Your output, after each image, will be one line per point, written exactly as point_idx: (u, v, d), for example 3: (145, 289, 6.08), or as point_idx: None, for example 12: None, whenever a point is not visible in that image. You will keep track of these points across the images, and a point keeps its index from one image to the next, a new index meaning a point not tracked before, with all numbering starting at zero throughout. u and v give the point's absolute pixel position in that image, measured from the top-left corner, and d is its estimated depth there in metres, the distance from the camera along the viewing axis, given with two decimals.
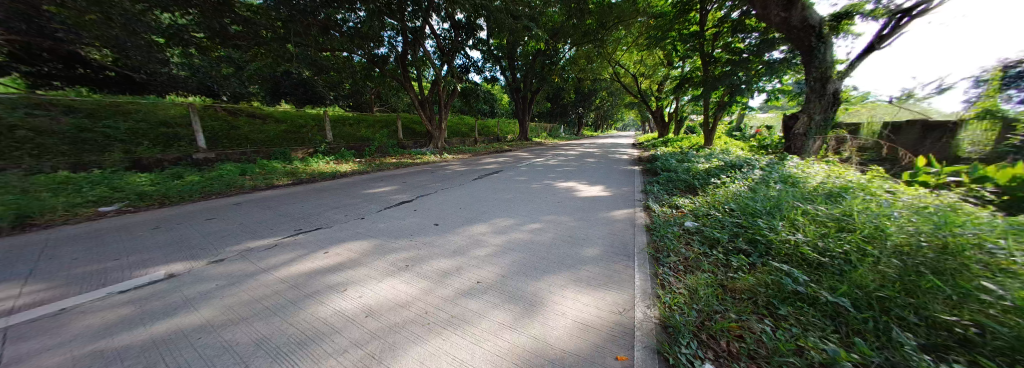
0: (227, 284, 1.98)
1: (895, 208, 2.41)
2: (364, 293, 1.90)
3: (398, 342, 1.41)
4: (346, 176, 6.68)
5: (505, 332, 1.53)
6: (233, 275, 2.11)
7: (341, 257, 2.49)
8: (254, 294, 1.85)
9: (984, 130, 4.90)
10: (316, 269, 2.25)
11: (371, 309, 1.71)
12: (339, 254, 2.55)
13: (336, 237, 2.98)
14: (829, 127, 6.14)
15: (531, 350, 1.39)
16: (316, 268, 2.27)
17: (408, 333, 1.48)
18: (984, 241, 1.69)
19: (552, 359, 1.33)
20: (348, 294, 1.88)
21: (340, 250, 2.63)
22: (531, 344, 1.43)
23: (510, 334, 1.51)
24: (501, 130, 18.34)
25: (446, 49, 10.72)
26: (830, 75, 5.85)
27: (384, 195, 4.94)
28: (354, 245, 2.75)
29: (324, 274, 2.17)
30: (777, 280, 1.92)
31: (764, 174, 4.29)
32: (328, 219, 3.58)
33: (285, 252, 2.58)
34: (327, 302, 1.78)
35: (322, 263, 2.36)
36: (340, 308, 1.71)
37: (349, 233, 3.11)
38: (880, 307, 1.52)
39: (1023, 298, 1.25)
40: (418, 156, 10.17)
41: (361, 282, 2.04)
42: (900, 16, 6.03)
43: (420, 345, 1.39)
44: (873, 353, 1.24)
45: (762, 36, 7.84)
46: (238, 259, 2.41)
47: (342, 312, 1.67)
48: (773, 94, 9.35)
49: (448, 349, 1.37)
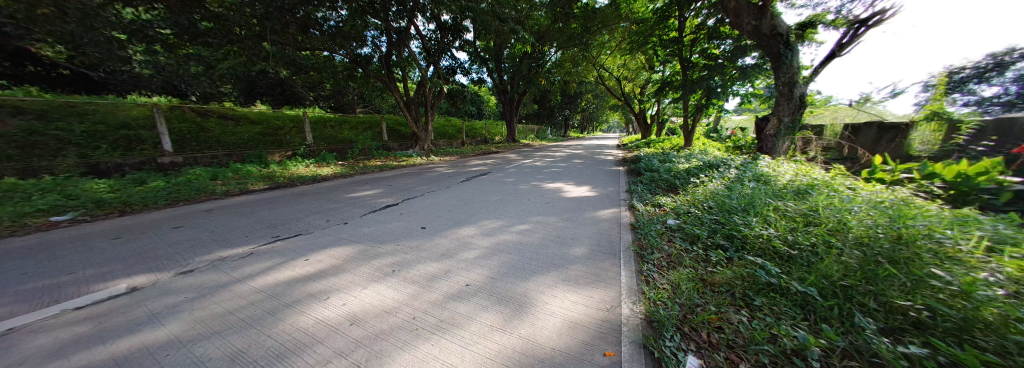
0: (198, 296, 1.86)
1: (854, 203, 2.63)
2: (349, 299, 1.85)
3: (384, 349, 1.38)
4: (328, 179, 6.42)
5: (496, 333, 1.53)
6: (203, 287, 1.98)
7: (322, 264, 2.40)
8: (228, 306, 1.75)
9: (932, 131, 5.10)
10: (297, 277, 2.16)
11: (354, 317, 1.65)
12: (321, 261, 2.45)
13: (316, 243, 2.87)
14: (796, 129, 6.59)
15: (522, 350, 1.40)
16: (295, 276, 2.17)
17: (395, 339, 1.45)
18: (932, 231, 1.87)
19: (543, 359, 1.34)
20: (330, 302, 1.81)
21: (324, 256, 2.55)
22: (521, 345, 1.44)
23: (501, 335, 1.51)
24: (489, 132, 18.28)
25: (432, 50, 10.65)
26: (796, 81, 6.26)
27: (368, 199, 4.80)
28: (337, 251, 2.67)
29: (305, 282, 2.09)
30: (751, 273, 2.04)
31: (739, 173, 4.53)
32: (309, 225, 3.44)
33: (261, 261, 2.45)
34: (307, 311, 1.71)
35: (304, 271, 2.27)
36: (323, 317, 1.65)
37: (331, 238, 3.00)
38: (844, 295, 1.65)
39: (967, 283, 1.39)
40: (404, 159, 9.99)
41: (345, 289, 1.98)
42: (859, 25, 6.56)
43: (408, 352, 1.37)
44: (839, 338, 1.35)
45: (736, 43, 8.32)
46: (209, 270, 2.26)
47: (325, 320, 1.62)
48: (746, 98, 9.86)
49: (437, 354, 1.35)
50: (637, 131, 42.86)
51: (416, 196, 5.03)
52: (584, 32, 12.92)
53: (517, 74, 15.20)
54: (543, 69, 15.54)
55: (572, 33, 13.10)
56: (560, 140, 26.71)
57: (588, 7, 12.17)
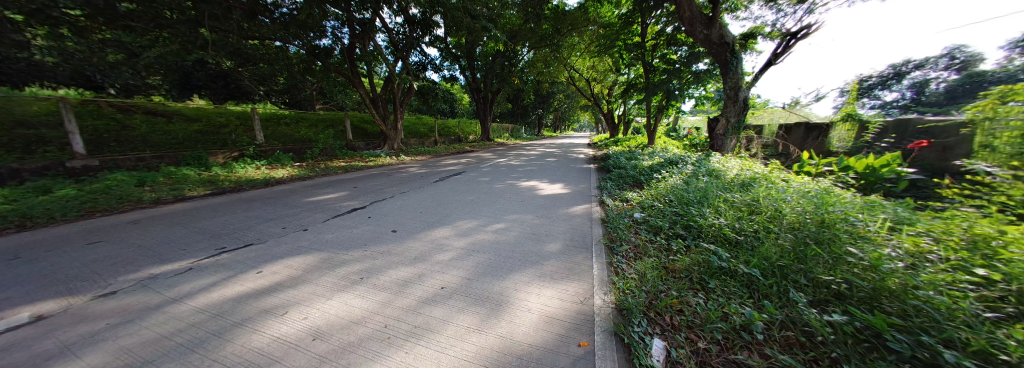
0: (124, 321, 1.60)
1: (786, 193, 3.04)
2: (312, 312, 1.72)
3: (355, 362, 1.31)
4: (285, 182, 5.86)
5: (473, 334, 1.53)
6: (131, 310, 1.70)
7: (278, 275, 2.19)
8: (165, 330, 1.53)
9: (847, 130, 5.85)
10: (250, 292, 1.95)
11: (318, 331, 1.54)
12: (276, 272, 2.24)
13: (271, 253, 2.61)
14: (740, 129, 7.34)
15: (501, 349, 1.42)
16: (248, 291, 1.96)
17: (367, 351, 1.39)
18: (847, 216, 2.22)
19: (521, 355, 1.37)
20: (289, 317, 1.67)
21: (280, 267, 2.33)
22: (499, 344, 1.46)
23: (478, 336, 1.52)
24: (462, 131, 17.94)
25: (399, 44, 10.20)
26: (740, 85, 7.01)
27: (331, 202, 4.46)
28: (295, 261, 2.45)
29: (259, 297, 1.89)
30: (706, 258, 2.26)
31: (695, 169, 4.98)
32: (262, 233, 3.12)
33: (204, 276, 2.17)
34: (262, 329, 1.55)
35: (256, 285, 2.06)
36: (284, 334, 1.52)
37: (289, 247, 2.75)
38: (780, 274, 1.91)
39: (872, 258, 1.68)
40: (370, 159, 9.44)
41: (306, 301, 1.83)
42: (790, 38, 7.52)
43: (381, 362, 1.31)
44: (776, 312, 1.56)
45: (690, 49, 9.09)
46: (139, 289, 1.96)
47: (283, 336, 1.49)
48: (699, 100, 10.79)
49: (413, 361, 1.31)
50: (606, 130, 44.86)
51: (385, 198, 4.80)
52: (555, 34, 13.21)
53: (489, 73, 15.09)
54: (515, 68, 15.60)
55: (544, 34, 13.32)
56: (533, 139, 27.04)
57: (559, 9, 12.44)
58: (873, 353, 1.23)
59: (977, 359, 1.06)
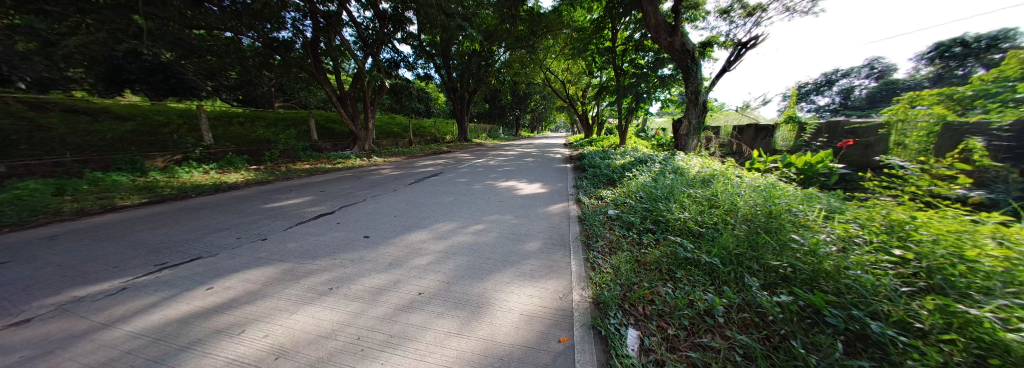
0: (38, 353, 1.36)
1: (740, 188, 3.36)
2: (274, 328, 1.59)
3: None
4: (240, 188, 5.32)
5: (454, 339, 1.51)
6: (47, 341, 1.45)
7: (233, 291, 1.99)
8: (95, 360, 1.33)
9: (789, 130, 6.58)
10: (200, 310, 1.76)
11: (282, 348, 1.42)
12: (230, 288, 2.03)
13: (225, 267, 2.36)
14: (700, 130, 7.95)
15: (483, 351, 1.42)
16: (198, 310, 1.76)
17: (339, 365, 1.31)
18: (789, 207, 2.52)
19: (502, 356, 1.38)
20: (247, 335, 1.53)
21: (235, 282, 2.12)
22: (481, 346, 1.46)
23: (459, 340, 1.51)
24: (437, 131, 17.51)
25: (369, 40, 9.75)
26: (700, 90, 7.59)
27: (294, 208, 4.14)
28: (253, 274, 2.24)
29: (211, 315, 1.71)
30: (673, 250, 2.44)
31: (662, 167, 5.32)
32: (212, 245, 2.81)
33: (142, 297, 1.91)
34: (215, 351, 1.40)
35: (207, 302, 1.85)
36: (242, 354, 1.39)
37: (246, 259, 2.51)
38: (736, 261, 2.11)
39: (810, 244, 1.92)
40: (339, 160, 8.90)
41: (267, 318, 1.68)
42: (741, 47, 8.31)
43: None
44: (734, 297, 1.73)
45: (656, 55, 9.70)
46: (55, 316, 1.67)
47: (241, 357, 1.36)
48: (665, 103, 11.51)
49: None
50: (580, 130, 46.39)
51: (356, 202, 4.55)
52: (530, 35, 13.34)
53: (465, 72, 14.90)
54: (492, 68, 15.56)
55: (519, 35, 13.41)
56: (511, 140, 27.11)
57: (534, 12, 12.61)
58: (814, 327, 1.40)
59: (896, 328, 1.26)
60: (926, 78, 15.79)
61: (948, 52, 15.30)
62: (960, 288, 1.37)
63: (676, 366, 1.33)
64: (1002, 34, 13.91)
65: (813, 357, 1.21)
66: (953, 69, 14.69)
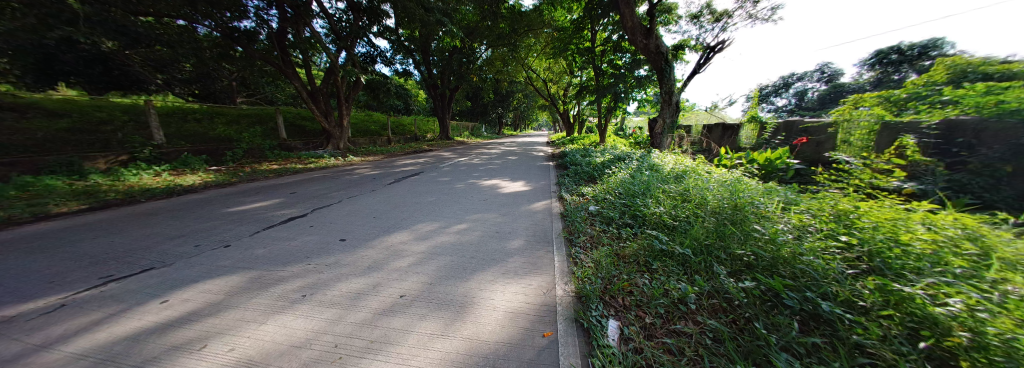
0: None
1: (709, 183, 3.61)
2: (241, 341, 1.48)
3: None
4: (198, 191, 4.89)
5: (439, 340, 1.51)
6: None
7: (192, 303, 1.84)
8: None
9: (751, 129, 7.09)
10: (153, 325, 1.61)
11: (251, 362, 1.34)
12: (188, 300, 1.87)
13: (182, 278, 2.17)
14: (674, 128, 8.36)
15: (468, 351, 1.43)
16: (152, 326, 1.61)
17: None
18: (752, 200, 2.74)
19: (487, 354, 1.40)
20: (210, 350, 1.41)
21: (194, 293, 1.96)
22: (466, 345, 1.47)
23: (444, 340, 1.50)
24: (418, 129, 17.03)
25: (342, 33, 9.28)
26: (673, 90, 7.97)
27: (261, 212, 3.87)
28: (215, 285, 2.08)
29: (167, 331, 1.57)
30: (650, 243, 2.57)
31: (639, 164, 5.56)
32: (166, 255, 2.57)
33: (83, 314, 1.71)
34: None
35: (162, 317, 1.69)
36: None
37: (207, 268, 2.32)
38: (705, 251, 2.26)
39: (770, 234, 2.11)
40: (312, 160, 8.42)
41: (232, 330, 1.57)
42: (710, 51, 8.82)
43: None
44: (703, 285, 1.86)
45: (633, 57, 10.06)
46: None
47: None
48: (641, 102, 11.96)
49: None
50: (562, 129, 47.16)
51: (330, 204, 4.34)
52: (511, 33, 13.28)
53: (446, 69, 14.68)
54: (473, 66, 15.38)
55: (501, 33, 13.31)
56: (494, 138, 26.99)
57: (515, 9, 12.57)
58: (774, 309, 1.55)
59: (843, 306, 1.42)
60: (868, 82, 18.03)
61: (887, 58, 17.10)
62: (896, 268, 1.56)
63: (654, 352, 1.42)
64: (932, 42, 16.08)
65: (773, 337, 1.34)
66: (889, 74, 16.76)
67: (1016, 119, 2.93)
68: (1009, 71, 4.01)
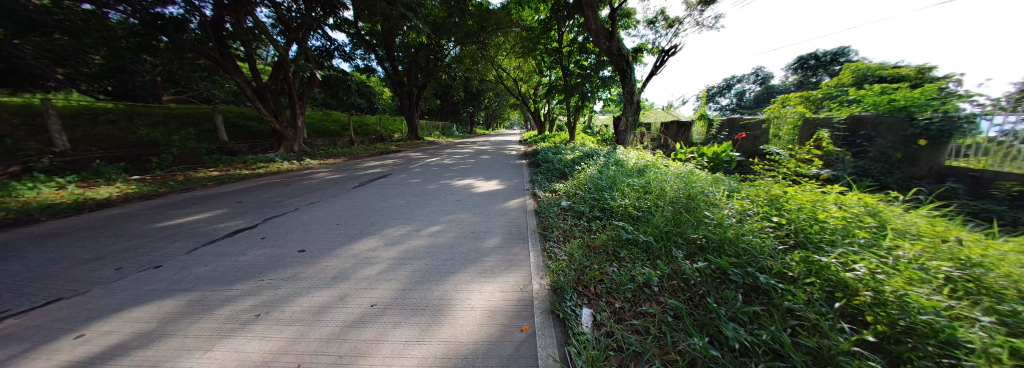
0: None
1: (666, 175, 3.96)
2: None
3: None
4: (117, 205, 4.18)
5: (416, 345, 1.50)
6: None
7: (117, 335, 1.56)
8: None
9: (702, 126, 7.89)
10: (62, 365, 1.33)
11: None
12: (110, 332, 1.58)
13: (100, 307, 1.83)
14: (636, 126, 8.94)
15: (449, 352, 1.44)
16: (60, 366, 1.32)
17: None
18: (701, 191, 3.08)
19: (467, 354, 1.43)
20: None
21: (118, 324, 1.66)
22: (446, 348, 1.48)
23: (422, 345, 1.50)
24: (384, 128, 16.19)
25: (291, 23, 8.46)
26: (634, 91, 8.50)
27: (201, 226, 3.42)
28: (145, 311, 1.78)
29: None
30: (618, 234, 2.76)
31: (606, 160, 5.88)
32: (76, 282, 2.16)
33: None
34: None
35: (75, 354, 1.41)
36: None
37: (135, 293, 2.00)
38: (665, 237, 2.50)
39: (717, 219, 2.40)
40: (259, 164, 7.58)
41: (170, 362, 1.35)
42: (665, 54, 9.54)
43: None
44: (664, 268, 2.05)
45: (597, 58, 10.54)
46: None
47: None
48: (607, 102, 12.56)
49: None
50: (533, 126, 47.87)
51: (285, 212, 3.98)
52: (480, 31, 13.11)
53: (414, 65, 14.27)
54: (441, 63, 14.94)
55: (468, 30, 13.09)
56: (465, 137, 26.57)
57: (482, 7, 12.43)
58: (722, 285, 1.77)
59: (775, 277, 1.67)
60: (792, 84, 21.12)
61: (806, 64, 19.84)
62: (813, 242, 1.88)
63: (623, 334, 1.55)
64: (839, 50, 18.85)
65: (722, 310, 1.54)
66: (808, 78, 19.81)
67: (904, 114, 3.55)
68: (897, 75, 4.91)
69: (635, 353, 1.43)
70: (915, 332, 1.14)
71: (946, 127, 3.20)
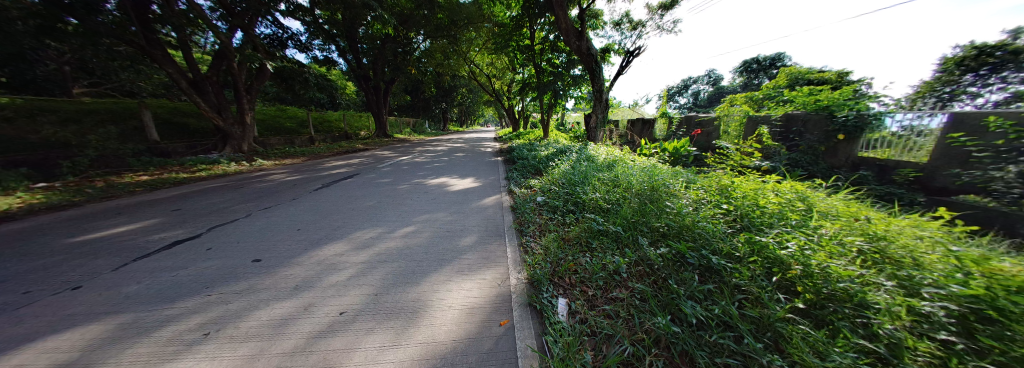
0: None
1: (633, 169, 4.20)
2: None
3: None
4: (20, 218, 3.55)
5: (392, 349, 1.47)
6: None
7: None
8: None
9: (663, 123, 8.41)
10: None
11: None
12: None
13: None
14: (605, 123, 9.31)
15: (427, 352, 1.44)
16: None
17: None
18: (664, 183, 3.32)
19: (446, 353, 1.43)
20: None
21: (26, 357, 1.42)
22: (424, 349, 1.47)
23: (399, 348, 1.48)
24: (348, 125, 15.24)
25: (234, 8, 7.62)
26: (603, 89, 8.84)
27: (131, 239, 3.02)
28: (61, 340, 1.54)
29: None
30: (590, 226, 2.90)
31: (579, 155, 6.09)
32: None
33: None
34: None
35: None
36: None
37: (46, 320, 1.72)
38: (632, 227, 2.67)
39: (677, 208, 2.61)
40: (203, 167, 6.80)
41: None
42: (631, 55, 10.01)
43: None
44: (631, 256, 2.20)
45: (569, 57, 10.79)
46: None
47: None
48: (579, 99, 12.94)
49: None
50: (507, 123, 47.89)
51: (236, 219, 3.64)
52: (451, 25, 12.79)
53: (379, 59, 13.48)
54: (410, 57, 14.37)
55: (439, 23, 12.70)
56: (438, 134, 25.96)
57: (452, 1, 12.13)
58: (681, 268, 1.94)
59: (725, 258, 1.87)
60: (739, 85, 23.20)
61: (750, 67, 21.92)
62: (756, 225, 2.13)
63: (596, 320, 1.65)
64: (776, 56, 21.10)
65: (681, 290, 1.69)
66: (753, 80, 21.90)
67: (827, 113, 4.08)
68: (823, 78, 5.63)
69: (607, 336, 1.54)
70: (836, 297, 1.36)
71: (857, 123, 3.76)
